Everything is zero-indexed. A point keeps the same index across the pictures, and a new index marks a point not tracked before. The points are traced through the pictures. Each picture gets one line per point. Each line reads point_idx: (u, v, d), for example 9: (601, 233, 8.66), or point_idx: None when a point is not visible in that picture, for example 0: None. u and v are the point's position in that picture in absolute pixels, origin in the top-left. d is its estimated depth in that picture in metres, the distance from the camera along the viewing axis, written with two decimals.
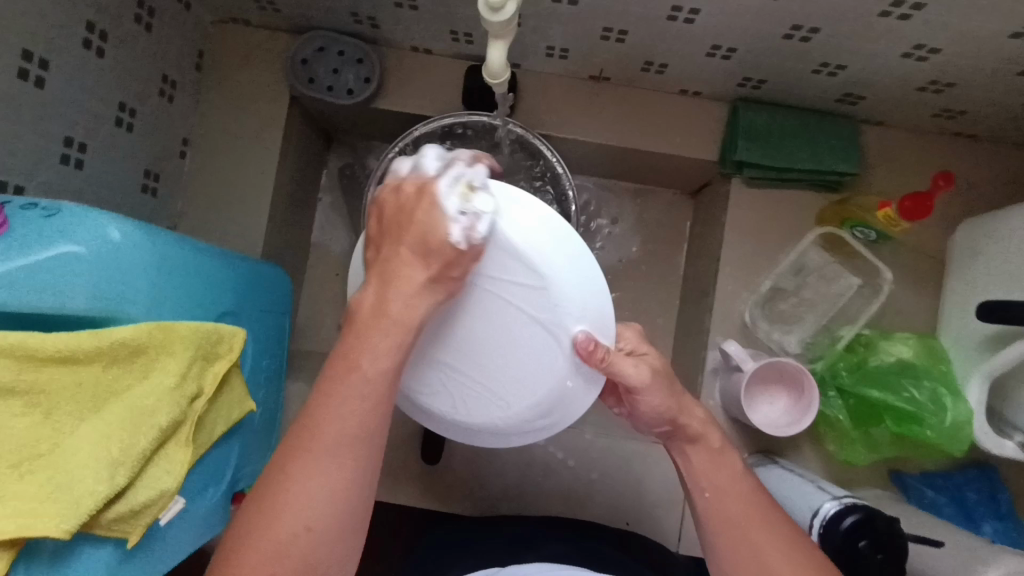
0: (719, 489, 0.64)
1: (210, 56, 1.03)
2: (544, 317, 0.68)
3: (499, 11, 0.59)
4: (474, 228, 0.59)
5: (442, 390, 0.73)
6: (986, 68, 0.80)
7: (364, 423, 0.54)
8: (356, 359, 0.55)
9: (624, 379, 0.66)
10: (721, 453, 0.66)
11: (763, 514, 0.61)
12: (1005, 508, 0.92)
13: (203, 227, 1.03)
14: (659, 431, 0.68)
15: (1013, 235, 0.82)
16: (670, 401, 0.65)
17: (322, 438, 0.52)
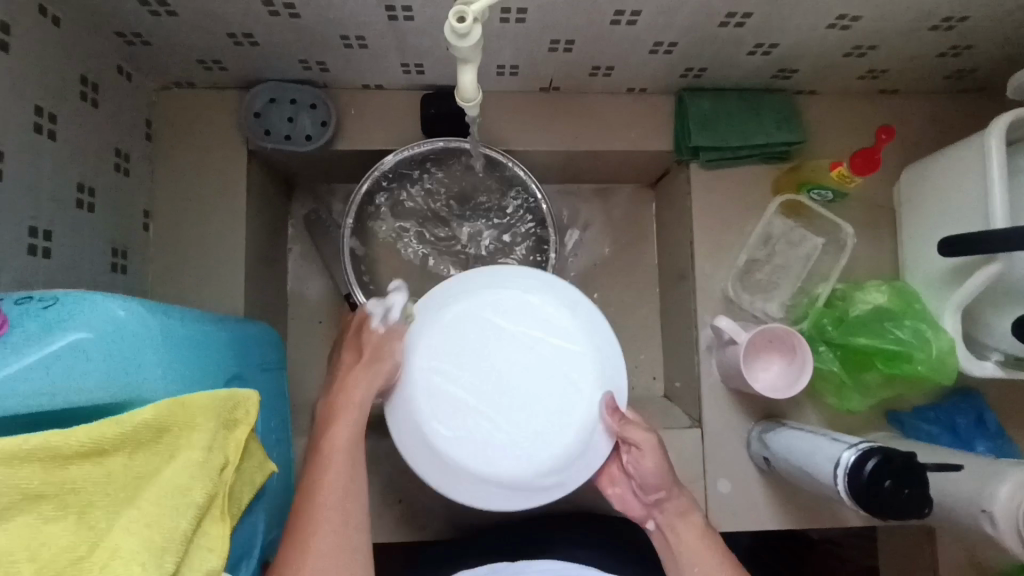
0: (705, 565, 0.74)
1: (158, 124, 1.02)
2: (572, 376, 0.87)
3: (467, 37, 0.61)
4: (389, 317, 0.84)
5: (471, 444, 0.84)
6: (904, 28, 0.87)
7: (347, 488, 0.69)
8: (334, 439, 0.72)
9: (633, 441, 0.80)
10: (699, 529, 0.77)
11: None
12: (993, 427, 0.99)
13: (179, 296, 1.01)
14: (652, 499, 0.81)
15: (956, 174, 0.89)
16: (664, 473, 0.79)
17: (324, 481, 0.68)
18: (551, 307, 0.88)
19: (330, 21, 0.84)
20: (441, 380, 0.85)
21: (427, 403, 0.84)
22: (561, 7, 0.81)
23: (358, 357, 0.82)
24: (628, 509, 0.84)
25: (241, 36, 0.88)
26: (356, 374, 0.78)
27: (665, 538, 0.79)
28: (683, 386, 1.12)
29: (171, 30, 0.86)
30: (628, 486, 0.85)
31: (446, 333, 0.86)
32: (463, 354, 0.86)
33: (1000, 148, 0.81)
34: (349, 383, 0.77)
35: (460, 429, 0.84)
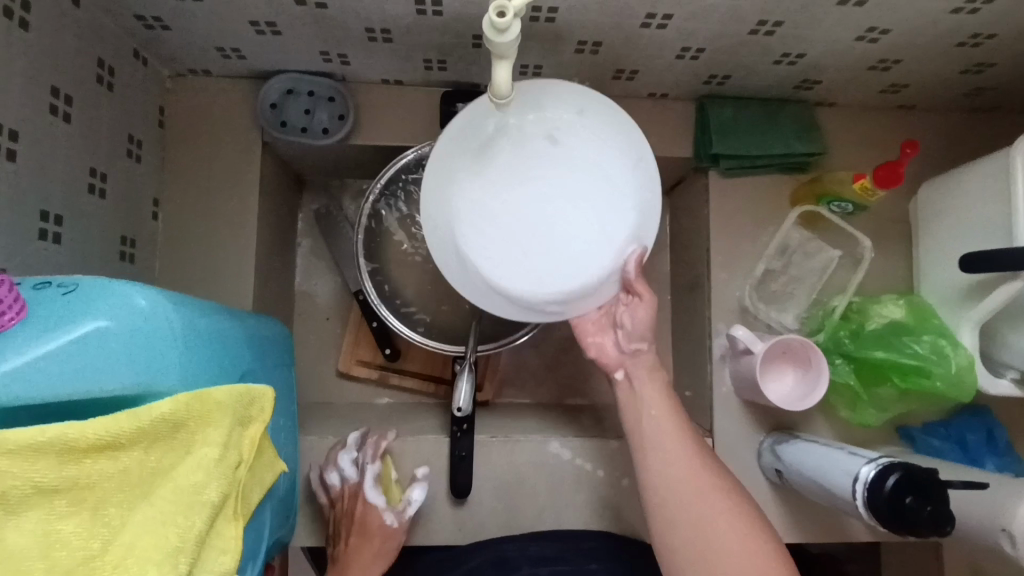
0: (660, 415, 0.83)
1: (171, 112, 1.00)
2: (606, 219, 0.80)
3: (505, 32, 0.59)
4: (402, 511, 0.93)
5: (487, 254, 0.79)
6: (931, 43, 0.87)
7: None
8: None
9: (636, 292, 0.82)
10: (663, 388, 0.86)
11: (691, 444, 0.82)
12: (1002, 446, 0.99)
13: (186, 288, 0.98)
14: (631, 349, 0.86)
15: (976, 190, 0.89)
16: (649, 327, 0.85)
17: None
18: (603, 143, 0.80)
19: (356, 13, 0.82)
20: (472, 186, 0.79)
21: (459, 207, 0.79)
22: (593, 9, 0.80)
23: (366, 541, 0.92)
24: (602, 357, 0.87)
25: (264, 25, 0.86)
26: (365, 556, 0.91)
27: (632, 387, 0.86)
28: (693, 395, 1.11)
29: (192, 15, 0.84)
30: (610, 337, 0.87)
31: (485, 141, 0.79)
32: (498, 165, 0.79)
33: None
34: (353, 560, 0.91)
35: (481, 236, 0.79)
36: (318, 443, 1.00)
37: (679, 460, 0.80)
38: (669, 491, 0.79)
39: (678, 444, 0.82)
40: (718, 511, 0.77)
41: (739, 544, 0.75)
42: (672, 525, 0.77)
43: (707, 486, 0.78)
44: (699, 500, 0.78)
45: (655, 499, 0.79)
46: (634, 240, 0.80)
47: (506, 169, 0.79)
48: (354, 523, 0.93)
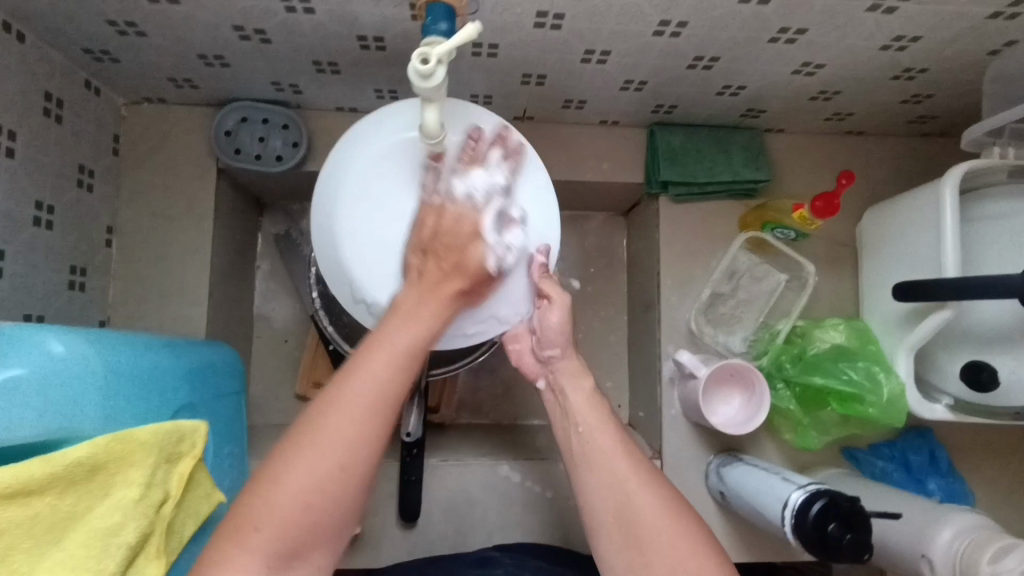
0: (588, 425, 0.78)
1: (126, 138, 1.01)
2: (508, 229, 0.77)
3: (430, 77, 0.61)
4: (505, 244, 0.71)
5: (388, 280, 0.75)
6: (868, 77, 0.89)
7: (385, 390, 0.61)
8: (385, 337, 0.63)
9: (547, 296, 0.80)
10: (592, 399, 0.81)
11: (639, 471, 0.72)
12: (945, 466, 1.02)
13: (140, 313, 0.99)
14: (546, 356, 0.85)
15: (909, 220, 0.91)
16: (564, 333, 0.83)
17: (357, 405, 0.59)
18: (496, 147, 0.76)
19: (301, 47, 0.83)
20: (361, 224, 0.75)
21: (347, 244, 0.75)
22: (533, 46, 0.81)
23: (454, 276, 0.69)
24: (523, 365, 0.87)
25: (211, 58, 0.87)
26: (450, 294, 0.68)
27: (554, 394, 0.84)
28: (646, 416, 1.13)
29: (138, 48, 0.84)
30: (528, 343, 0.86)
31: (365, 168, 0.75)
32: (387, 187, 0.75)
33: (952, 198, 0.83)
34: (396, 328, 0.64)
35: (375, 267, 0.75)
36: None
37: (622, 491, 0.71)
38: (615, 526, 0.70)
39: (619, 468, 0.73)
40: (674, 549, 0.66)
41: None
42: (622, 561, 0.68)
43: (657, 518, 0.68)
44: (652, 537, 0.67)
45: (597, 526, 0.71)
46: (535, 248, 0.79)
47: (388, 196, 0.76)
48: (441, 237, 0.69)
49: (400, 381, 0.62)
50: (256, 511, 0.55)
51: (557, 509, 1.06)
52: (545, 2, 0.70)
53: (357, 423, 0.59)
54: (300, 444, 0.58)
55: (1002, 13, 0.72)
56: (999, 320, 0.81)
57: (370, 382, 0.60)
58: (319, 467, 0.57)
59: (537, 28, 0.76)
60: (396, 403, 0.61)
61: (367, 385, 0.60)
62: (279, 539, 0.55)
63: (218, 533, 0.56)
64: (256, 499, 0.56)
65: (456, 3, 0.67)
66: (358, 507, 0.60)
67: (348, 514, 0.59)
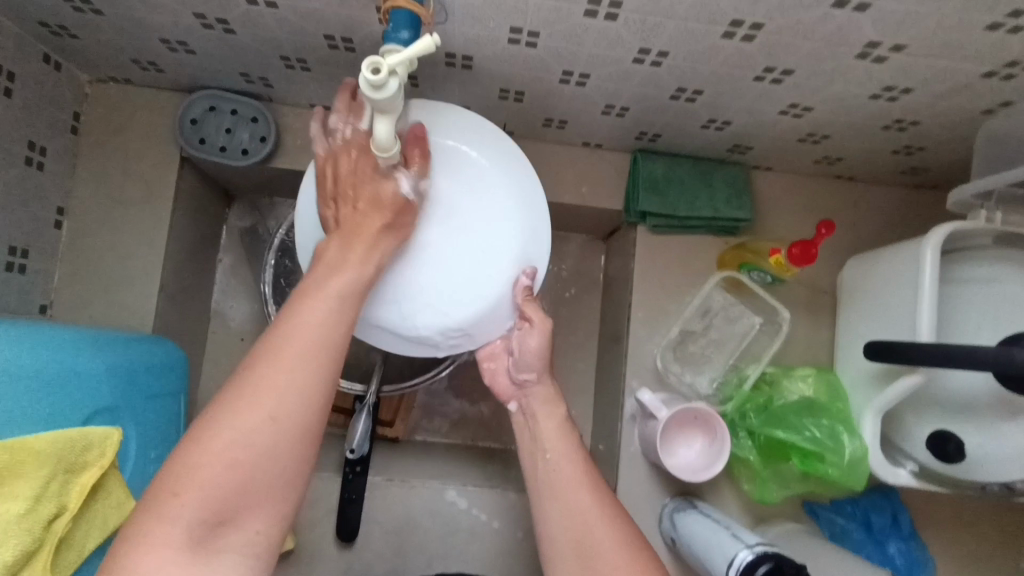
0: (556, 453, 0.75)
1: (87, 118, 0.97)
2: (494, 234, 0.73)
3: (382, 89, 0.57)
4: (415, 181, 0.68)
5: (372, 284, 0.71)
6: (857, 124, 0.85)
7: (325, 336, 0.58)
8: (322, 285, 0.60)
9: (529, 320, 0.76)
10: (564, 427, 0.78)
11: (602, 502, 0.70)
12: (907, 529, 0.97)
13: (84, 300, 0.95)
14: (520, 380, 0.80)
15: (889, 276, 0.88)
16: (542, 356, 0.78)
17: (284, 351, 0.56)
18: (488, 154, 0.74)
19: (267, 41, 0.79)
20: None
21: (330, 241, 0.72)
22: (508, 62, 0.77)
23: (369, 212, 0.65)
24: (495, 386, 0.82)
25: (175, 43, 0.83)
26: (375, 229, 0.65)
27: (525, 420, 0.80)
28: (605, 450, 1.09)
29: (97, 26, 0.80)
30: (504, 363, 0.81)
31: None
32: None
33: (934, 258, 0.79)
34: (323, 276, 0.61)
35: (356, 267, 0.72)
36: None
37: (582, 523, 0.69)
38: (573, 556, 0.68)
39: (580, 498, 0.71)
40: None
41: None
42: None
43: (611, 552, 0.66)
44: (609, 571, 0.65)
45: (554, 556, 0.69)
46: (522, 260, 0.74)
47: None
48: (359, 176, 0.67)
49: (335, 325, 0.59)
50: (179, 473, 0.52)
51: (503, 539, 1.01)
52: (518, 18, 0.67)
53: (286, 371, 0.55)
54: (223, 398, 0.54)
55: (996, 73, 0.69)
56: (970, 392, 0.78)
57: (296, 330, 0.57)
58: (246, 420, 0.53)
59: (511, 44, 0.72)
60: (329, 347, 0.57)
61: (296, 332, 0.57)
62: (206, 499, 0.51)
63: (139, 502, 0.52)
64: (181, 459, 0.52)
65: (425, 12, 0.64)
66: (297, 462, 0.55)
67: (287, 471, 0.55)
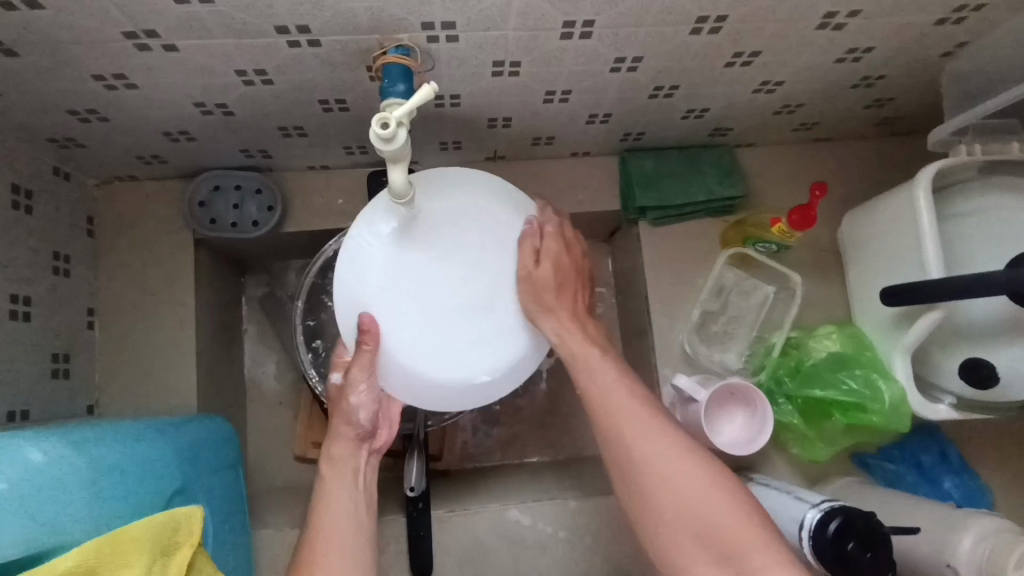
0: (597, 378, 0.74)
1: (100, 218, 1.01)
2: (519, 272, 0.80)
3: (392, 140, 0.60)
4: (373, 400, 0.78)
5: (460, 351, 0.77)
6: (827, 88, 0.90)
7: (352, 540, 0.70)
8: (327, 505, 0.73)
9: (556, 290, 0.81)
10: (606, 356, 0.76)
11: (649, 416, 0.70)
12: (958, 462, 1.00)
13: (127, 393, 0.98)
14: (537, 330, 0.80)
15: (888, 221, 0.91)
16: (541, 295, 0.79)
17: (322, 550, 0.68)
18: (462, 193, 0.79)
19: (264, 115, 0.84)
20: (406, 323, 0.76)
21: (402, 339, 0.76)
22: (493, 93, 0.81)
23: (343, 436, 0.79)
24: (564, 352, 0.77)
25: (177, 134, 0.87)
26: (346, 444, 0.78)
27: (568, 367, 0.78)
28: None
29: (101, 132, 0.85)
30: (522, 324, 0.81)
31: (387, 246, 0.75)
32: (399, 258, 0.75)
33: (927, 200, 0.83)
34: (333, 491, 0.74)
35: (437, 349, 0.76)
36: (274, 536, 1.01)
37: (631, 438, 0.68)
38: (618, 471, 0.69)
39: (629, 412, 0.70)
40: (672, 489, 0.65)
41: (699, 512, 0.64)
42: (633, 507, 0.68)
43: (673, 461, 0.66)
44: (657, 481, 0.66)
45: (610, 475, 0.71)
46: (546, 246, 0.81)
47: (416, 286, 0.76)
48: (335, 406, 0.79)
49: (352, 528, 0.71)
50: None
51: (572, 548, 1.02)
52: (499, 52, 0.71)
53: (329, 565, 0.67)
54: None
55: (948, 18, 0.73)
56: (992, 315, 0.82)
57: (322, 534, 0.70)
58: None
59: (495, 77, 0.77)
60: (350, 550, 0.69)
61: (328, 535, 0.70)
62: None
63: None
64: None
65: (412, 63, 0.69)
66: None
67: None
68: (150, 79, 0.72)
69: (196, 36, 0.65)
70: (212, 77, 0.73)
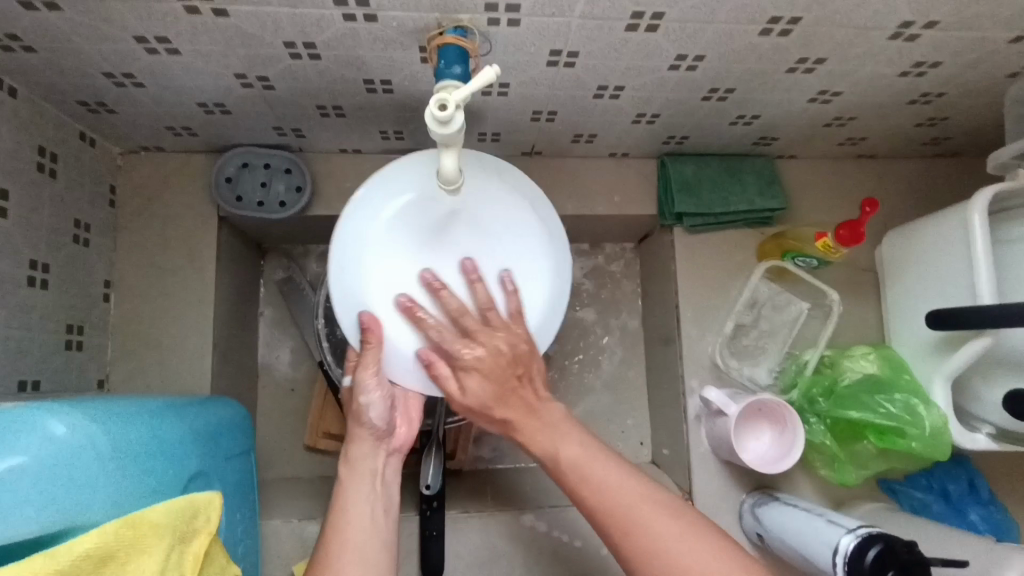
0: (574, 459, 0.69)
1: (123, 189, 0.97)
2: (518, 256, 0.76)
3: (448, 123, 0.58)
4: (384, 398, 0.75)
5: None
6: (883, 103, 0.87)
7: (369, 548, 0.70)
8: (344, 509, 0.72)
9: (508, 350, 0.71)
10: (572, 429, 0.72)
11: (638, 497, 0.66)
12: (986, 494, 0.97)
13: (139, 370, 0.95)
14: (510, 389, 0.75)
15: (936, 242, 0.89)
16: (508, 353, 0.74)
17: (341, 552, 0.69)
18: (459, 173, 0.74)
19: (304, 92, 0.81)
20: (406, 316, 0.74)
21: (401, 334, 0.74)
22: (545, 84, 0.78)
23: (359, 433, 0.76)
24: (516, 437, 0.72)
25: (211, 106, 0.84)
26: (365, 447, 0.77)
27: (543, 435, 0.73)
28: (671, 453, 1.08)
29: (134, 98, 0.82)
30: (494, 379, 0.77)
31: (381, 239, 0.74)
32: (397, 246, 0.74)
33: (982, 223, 0.81)
34: (350, 495, 0.74)
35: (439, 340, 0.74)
36: (282, 526, 0.98)
37: (628, 527, 0.65)
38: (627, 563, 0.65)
39: (624, 499, 0.66)
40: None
41: None
42: None
43: (675, 546, 0.63)
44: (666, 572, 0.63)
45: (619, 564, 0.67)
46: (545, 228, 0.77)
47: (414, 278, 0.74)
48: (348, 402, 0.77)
49: (370, 537, 0.71)
50: None
51: (587, 558, 0.99)
52: (559, 40, 0.69)
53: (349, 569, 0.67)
54: None
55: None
56: None
57: (344, 536, 0.70)
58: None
59: (549, 67, 0.74)
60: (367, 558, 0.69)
61: (349, 539, 0.70)
62: None
63: None
64: None
65: (469, 45, 0.66)
66: None
67: None
68: (194, 46, 0.69)
69: (247, 2, 0.62)
70: (257, 47, 0.70)
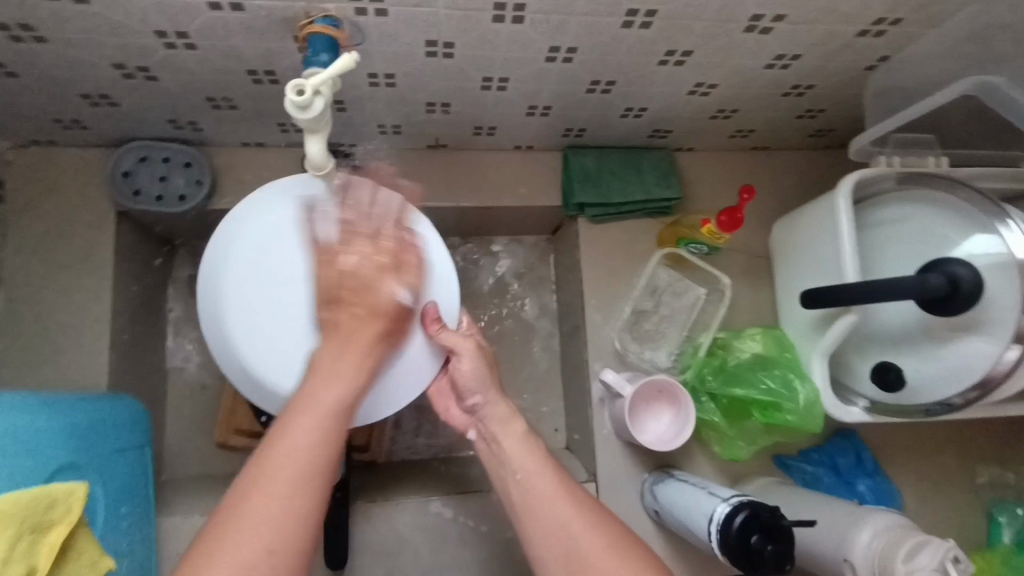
0: (528, 471, 0.70)
1: (12, 184, 0.95)
2: None
3: (307, 108, 0.60)
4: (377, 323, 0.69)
5: None
6: (759, 95, 0.92)
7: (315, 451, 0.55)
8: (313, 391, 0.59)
9: (450, 348, 0.75)
10: (528, 443, 0.72)
11: (581, 507, 0.65)
12: (871, 464, 1.04)
13: (29, 368, 0.93)
14: (470, 405, 0.77)
15: (809, 229, 0.95)
16: (480, 375, 0.76)
17: (275, 472, 0.53)
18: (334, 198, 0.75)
19: (190, 83, 0.81)
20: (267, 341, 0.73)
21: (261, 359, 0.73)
22: (429, 75, 0.80)
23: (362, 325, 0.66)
24: (450, 420, 0.81)
25: (97, 98, 0.83)
26: (367, 330, 0.65)
27: (489, 448, 0.75)
28: (580, 438, 1.11)
29: (11, 89, 0.80)
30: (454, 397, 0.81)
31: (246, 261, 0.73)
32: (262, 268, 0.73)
33: (846, 209, 0.86)
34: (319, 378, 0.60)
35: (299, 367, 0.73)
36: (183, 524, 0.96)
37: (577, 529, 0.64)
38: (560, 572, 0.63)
39: (570, 508, 0.65)
40: None
41: None
42: None
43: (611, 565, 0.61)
44: None
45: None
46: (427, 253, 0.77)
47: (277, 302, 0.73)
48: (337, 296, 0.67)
49: (325, 441, 0.57)
50: None
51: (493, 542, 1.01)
52: (432, 31, 0.71)
53: (298, 474, 0.53)
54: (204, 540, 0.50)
55: (869, 30, 0.76)
56: (903, 320, 0.85)
57: (289, 449, 0.54)
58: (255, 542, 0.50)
59: (429, 57, 0.76)
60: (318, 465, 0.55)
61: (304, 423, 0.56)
62: None
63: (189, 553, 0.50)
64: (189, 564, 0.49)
65: (339, 35, 0.67)
66: None
67: None
68: (62, 34, 0.69)
69: None
70: (129, 36, 0.70)
